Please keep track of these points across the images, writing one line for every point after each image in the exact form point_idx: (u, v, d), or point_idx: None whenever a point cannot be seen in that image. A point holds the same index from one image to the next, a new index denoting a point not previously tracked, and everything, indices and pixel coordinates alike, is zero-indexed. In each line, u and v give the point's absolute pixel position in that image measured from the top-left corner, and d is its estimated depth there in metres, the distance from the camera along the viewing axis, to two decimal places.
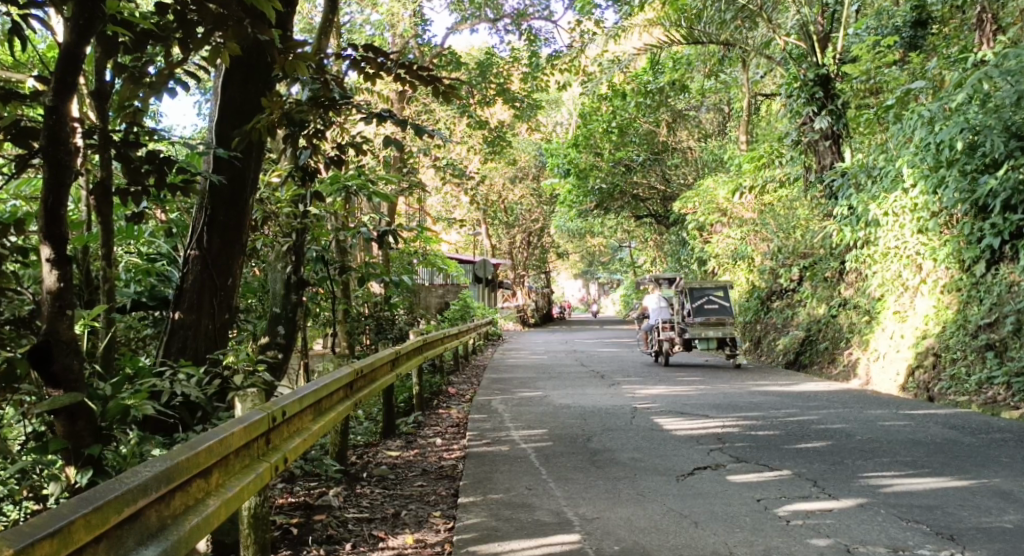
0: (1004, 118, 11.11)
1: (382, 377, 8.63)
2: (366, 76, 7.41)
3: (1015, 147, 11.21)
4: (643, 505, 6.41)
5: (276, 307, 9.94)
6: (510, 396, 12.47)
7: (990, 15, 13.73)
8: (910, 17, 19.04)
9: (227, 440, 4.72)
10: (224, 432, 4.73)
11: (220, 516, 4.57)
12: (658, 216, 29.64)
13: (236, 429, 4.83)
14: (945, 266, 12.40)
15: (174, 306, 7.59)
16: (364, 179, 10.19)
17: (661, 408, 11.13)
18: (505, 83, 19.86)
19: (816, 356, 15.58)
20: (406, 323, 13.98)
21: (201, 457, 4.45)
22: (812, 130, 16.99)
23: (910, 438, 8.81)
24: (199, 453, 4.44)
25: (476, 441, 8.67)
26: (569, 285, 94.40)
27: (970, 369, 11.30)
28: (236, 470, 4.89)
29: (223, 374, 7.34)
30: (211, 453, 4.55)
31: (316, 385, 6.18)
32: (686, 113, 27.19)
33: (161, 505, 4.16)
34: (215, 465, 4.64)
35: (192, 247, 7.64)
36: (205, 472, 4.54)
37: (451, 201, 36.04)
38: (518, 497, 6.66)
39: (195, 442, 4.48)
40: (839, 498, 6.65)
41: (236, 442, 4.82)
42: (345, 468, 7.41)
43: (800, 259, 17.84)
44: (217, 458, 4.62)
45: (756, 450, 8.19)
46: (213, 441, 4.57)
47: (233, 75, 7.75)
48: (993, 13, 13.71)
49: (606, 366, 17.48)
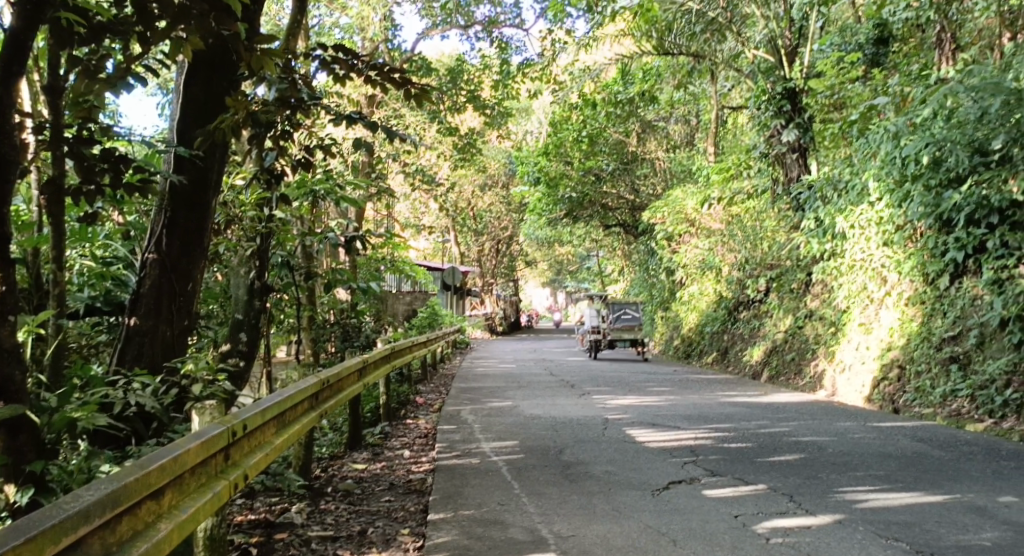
0: (968, 133, 10.99)
1: (349, 387, 8.37)
2: (335, 75, 7.18)
3: (978, 163, 11.22)
4: (619, 521, 6.20)
5: (239, 314, 9.67)
6: (477, 407, 12.24)
7: (950, 34, 13.83)
8: (873, 34, 18.23)
9: (182, 458, 4.45)
10: (180, 448, 4.47)
11: (172, 541, 4.30)
12: (627, 226, 29.52)
13: (193, 445, 4.56)
14: (909, 279, 12.29)
15: (130, 312, 7.30)
16: (332, 183, 9.96)
17: (633, 419, 10.96)
18: (475, 90, 19.58)
19: (782, 367, 15.49)
20: (373, 330, 13.72)
21: (152, 477, 4.19)
22: (780, 142, 16.89)
23: (881, 451, 8.61)
24: (150, 473, 4.17)
25: (446, 453, 8.42)
26: (537, 295, 94.23)
27: (934, 382, 11.18)
28: (192, 489, 4.62)
29: (181, 383, 7.07)
30: (164, 473, 4.28)
31: (279, 396, 5.91)
32: (655, 124, 27.07)
33: (105, 531, 3.90)
34: (167, 485, 4.37)
35: (151, 250, 7.35)
36: (157, 493, 4.27)
37: (419, 208, 35.78)
38: (490, 513, 6.42)
39: (146, 461, 4.21)
40: (817, 513, 6.42)
41: (192, 460, 4.56)
42: (310, 483, 7.12)
43: (767, 270, 17.72)
44: (170, 478, 4.35)
45: (730, 463, 7.96)
46: (166, 459, 4.30)
47: (195, 72, 7.49)
48: (952, 32, 13.82)
49: (575, 376, 17.28)
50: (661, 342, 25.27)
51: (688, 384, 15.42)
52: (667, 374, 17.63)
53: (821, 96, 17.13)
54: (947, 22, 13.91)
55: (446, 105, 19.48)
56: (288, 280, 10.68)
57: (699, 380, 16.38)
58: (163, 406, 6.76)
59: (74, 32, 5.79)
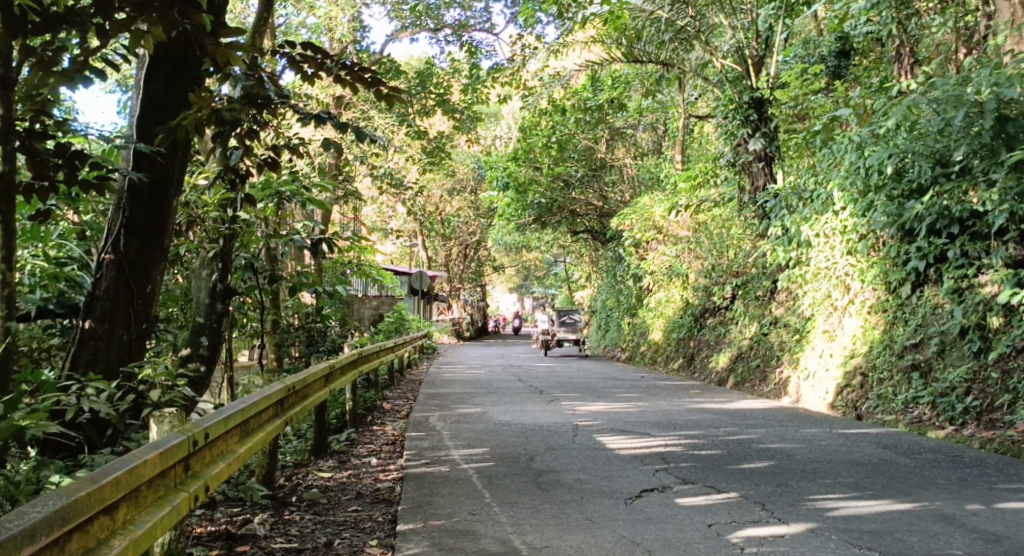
0: (928, 145, 10.77)
1: (314, 393, 8.18)
2: (305, 76, 7.04)
3: (939, 174, 11.17)
4: (592, 531, 6.07)
5: (200, 317, 9.45)
6: (445, 412, 12.07)
7: (908, 49, 13.72)
8: (835, 46, 18.28)
9: (138, 470, 4.28)
10: (135, 460, 4.30)
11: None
12: (594, 233, 29.49)
13: (149, 457, 4.39)
14: (872, 287, 12.28)
15: (85, 314, 7.10)
16: (299, 185, 9.79)
17: (602, 426, 10.84)
18: (444, 94, 19.36)
19: (748, 374, 15.44)
20: (339, 335, 13.52)
21: (105, 492, 4.03)
22: (747, 150, 16.84)
23: (849, 458, 8.46)
24: (102, 488, 4.01)
25: (414, 461, 8.26)
26: (504, 300, 94.04)
27: (896, 389, 11.16)
28: (148, 502, 4.45)
29: (138, 389, 6.88)
30: (117, 487, 4.12)
31: (242, 404, 5.72)
32: (624, 131, 26.97)
33: (54, 549, 3.75)
34: (122, 499, 4.21)
35: (107, 250, 7.15)
36: (110, 508, 4.12)
37: (386, 212, 35.49)
38: (461, 523, 6.27)
39: (99, 475, 4.05)
40: (790, 522, 6.26)
41: (148, 472, 4.39)
42: (273, 492, 6.94)
43: (733, 277, 17.67)
44: (124, 492, 4.19)
45: (702, 471, 7.80)
46: (119, 473, 4.14)
47: (156, 68, 7.30)
48: (910, 47, 13.67)
49: (543, 382, 17.13)
50: (627, 348, 25.23)
51: (656, 391, 15.32)
52: (633, 380, 17.54)
53: (786, 106, 17.10)
54: (906, 37, 13.64)
55: (415, 109, 19.22)
56: (251, 283, 10.46)
57: (666, 386, 16.31)
58: (118, 412, 6.67)
59: (28, 20, 5.79)
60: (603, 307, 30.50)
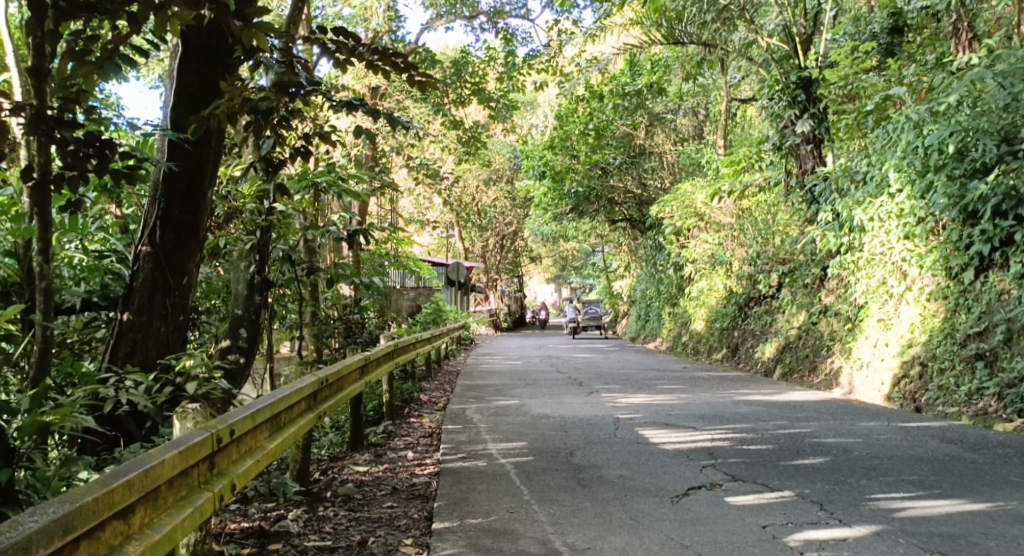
0: None
1: (350, 385, 8.01)
2: (338, 63, 6.82)
3: (1005, 152, 10.79)
4: (637, 532, 5.82)
5: (238, 310, 9.32)
6: (484, 405, 11.87)
7: (966, 23, 13.11)
8: (887, 23, 18.11)
9: (154, 471, 4.13)
10: (152, 461, 4.15)
11: None
12: (633, 221, 29.16)
13: (168, 457, 4.24)
14: (931, 273, 11.90)
15: (123, 305, 7.07)
16: (334, 175, 9.60)
17: (645, 419, 10.55)
18: (480, 83, 19.03)
19: (796, 364, 15.08)
20: (377, 327, 13.37)
21: (116, 496, 3.90)
22: (794, 133, 16.49)
23: (912, 454, 8.11)
24: (112, 491, 3.88)
25: (452, 455, 8.04)
26: (542, 289, 93.83)
27: (959, 380, 10.80)
28: (168, 504, 4.31)
29: (176, 381, 6.76)
30: (130, 490, 3.99)
31: (274, 397, 5.55)
32: (664, 116, 26.56)
33: None
34: (137, 502, 4.07)
35: (144, 243, 7.12)
36: (124, 511, 3.99)
37: (423, 203, 35.43)
38: (500, 522, 6.04)
39: (109, 478, 3.92)
40: (851, 524, 5.94)
41: (167, 472, 4.24)
42: (308, 488, 6.75)
43: (779, 265, 17.28)
44: (139, 495, 4.05)
45: (752, 467, 7.50)
46: (132, 475, 4.00)
47: (188, 55, 7.16)
48: (968, 20, 13.09)
49: (582, 373, 16.91)
50: (668, 339, 24.90)
51: (700, 382, 15.02)
52: (676, 371, 17.21)
53: (834, 86, 16.61)
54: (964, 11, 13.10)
55: (450, 98, 18.91)
56: (289, 276, 10.32)
57: (710, 377, 15.97)
58: (157, 405, 6.58)
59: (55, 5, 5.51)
60: (643, 297, 30.14)
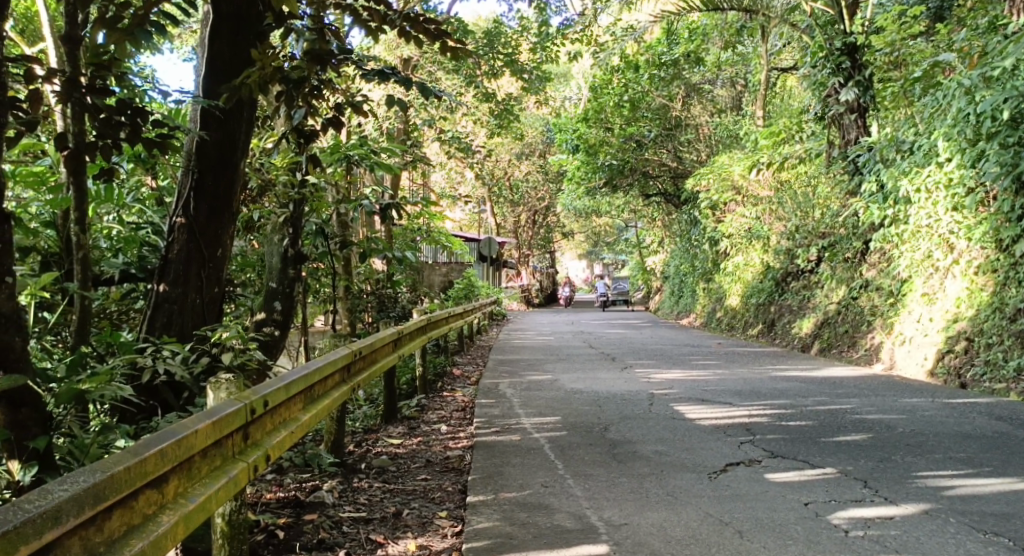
0: None
1: (384, 358, 7.94)
2: (370, 31, 6.70)
3: None
4: (676, 508, 5.70)
5: (272, 282, 9.28)
6: (517, 379, 11.77)
7: None
8: None
9: (186, 441, 4.07)
10: (185, 431, 4.08)
11: (176, 536, 3.95)
12: (668, 196, 28.86)
13: (201, 427, 4.17)
14: (980, 246, 11.66)
15: (158, 276, 7.03)
16: (367, 148, 9.50)
17: (681, 394, 10.42)
18: (514, 55, 18.80)
19: (834, 339, 14.86)
20: (409, 301, 13.31)
21: (148, 465, 3.84)
22: (838, 102, 16.22)
23: (959, 431, 7.91)
24: (145, 461, 3.82)
25: (486, 429, 7.96)
26: (574, 266, 93.62)
27: (1007, 355, 10.60)
28: (203, 474, 4.25)
29: (212, 351, 6.72)
30: (163, 459, 3.93)
31: (307, 369, 5.46)
32: (701, 87, 26.24)
33: (89, 529, 3.58)
34: (170, 472, 4.01)
35: (178, 214, 7.07)
36: (157, 481, 3.93)
37: (455, 177, 35.34)
38: (535, 497, 5.95)
39: (141, 447, 3.86)
40: (899, 502, 5.77)
41: (200, 443, 4.17)
42: (342, 460, 6.68)
43: (819, 239, 17.03)
44: (172, 464, 3.99)
45: (792, 444, 7.35)
46: (164, 445, 3.93)
47: (220, 23, 7.07)
48: None
49: (617, 348, 16.78)
50: (703, 314, 24.69)
51: (736, 357, 14.88)
52: (711, 346, 17.04)
53: (879, 53, 16.28)
54: None
55: (483, 69, 18.73)
56: (323, 249, 10.26)
57: (746, 353, 15.79)
58: (193, 375, 6.55)
59: None
60: (677, 273, 29.94)
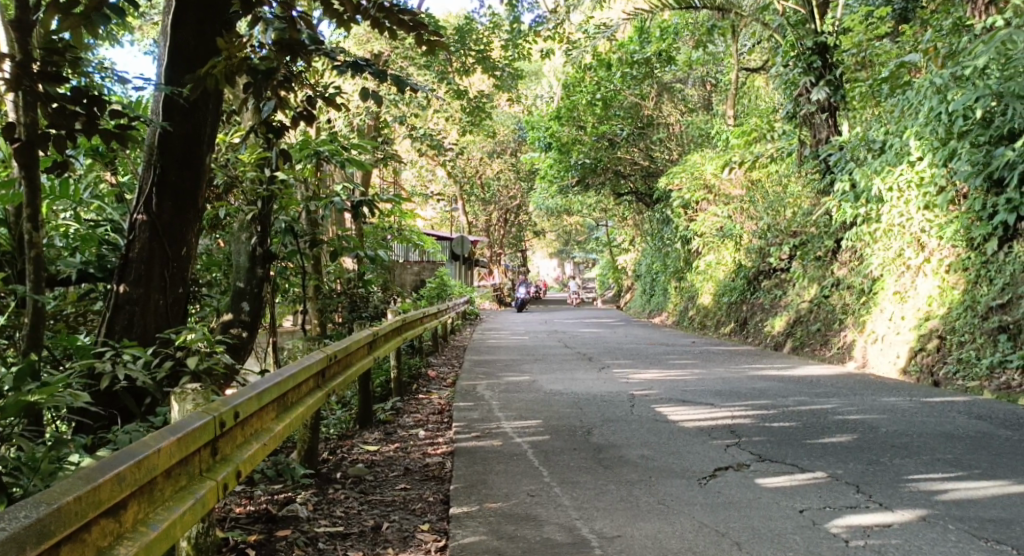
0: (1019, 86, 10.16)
1: (359, 361, 7.70)
2: (341, 21, 6.44)
3: None
4: (669, 518, 5.51)
5: (240, 282, 9.02)
6: (493, 381, 11.55)
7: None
8: None
9: (147, 461, 3.82)
10: (145, 451, 3.84)
11: None
12: (639, 195, 28.75)
13: (163, 445, 3.92)
14: (951, 244, 11.63)
15: (119, 278, 6.80)
16: (338, 145, 9.26)
17: (659, 395, 10.24)
18: (485, 51, 18.56)
19: (807, 338, 14.75)
20: (382, 301, 13.06)
21: (103, 493, 3.58)
22: (809, 101, 16.16)
23: (942, 431, 7.79)
24: (99, 488, 3.57)
25: (464, 433, 7.72)
26: (544, 265, 93.54)
27: (980, 353, 10.52)
28: (166, 496, 4.01)
29: (177, 355, 6.46)
30: (121, 484, 3.68)
31: (280, 375, 5.21)
32: (672, 86, 26.18)
33: None
34: (129, 497, 3.77)
35: (140, 211, 6.84)
36: (114, 508, 3.69)
37: (425, 175, 35.03)
38: (521, 507, 5.74)
39: (96, 472, 3.61)
40: (895, 508, 5.62)
41: (163, 462, 3.93)
42: (316, 470, 6.42)
43: (791, 237, 16.98)
44: (130, 489, 3.74)
45: (777, 446, 7.18)
46: (123, 468, 3.69)
47: (185, 12, 6.88)
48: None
49: (591, 347, 16.61)
50: (674, 313, 24.59)
51: (710, 356, 14.74)
52: (684, 345, 16.89)
53: (848, 53, 16.34)
54: None
55: (454, 66, 18.46)
56: (292, 248, 9.99)
57: (719, 351, 15.64)
58: (156, 381, 6.33)
59: None
60: (649, 272, 29.84)
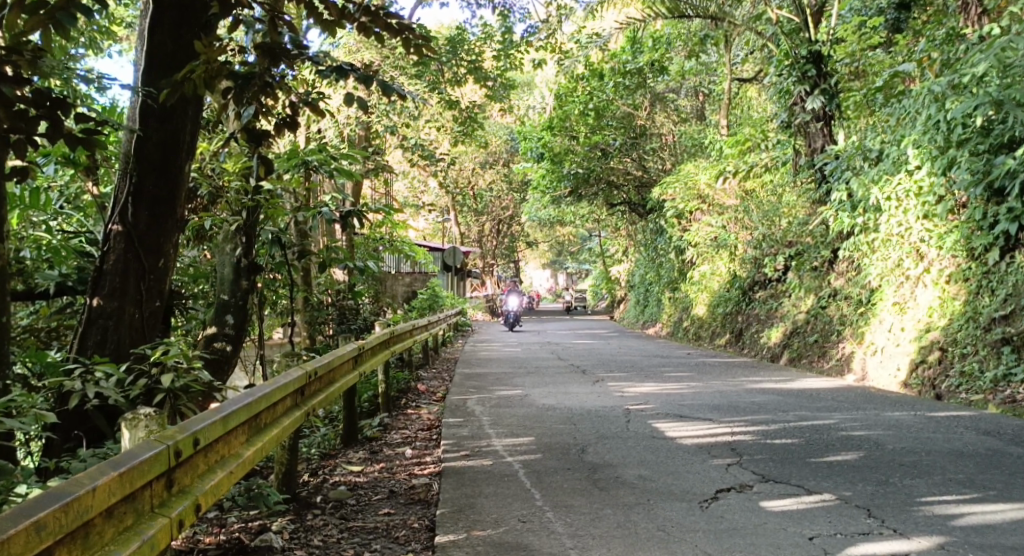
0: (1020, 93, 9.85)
1: (343, 377, 7.35)
2: (325, 25, 6.10)
3: None
4: (670, 546, 5.18)
5: (224, 295, 8.68)
6: (485, 395, 11.21)
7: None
8: None
9: (77, 504, 3.50)
10: (74, 492, 3.50)
11: None
12: (632, 205, 28.51)
13: (100, 483, 3.60)
14: (951, 254, 11.36)
15: (93, 290, 6.50)
16: (325, 154, 8.93)
17: (657, 409, 9.91)
18: (477, 61, 18.16)
19: (804, 349, 14.43)
20: (371, 313, 12.72)
21: (16, 544, 3.26)
22: (804, 110, 15.84)
23: (951, 448, 7.46)
24: (12, 539, 3.25)
25: (454, 452, 7.38)
26: (537, 275, 93.25)
27: (983, 366, 10.22)
28: (107, 539, 3.68)
29: (151, 373, 6.12)
30: (40, 534, 3.36)
31: (250, 395, 4.87)
32: (665, 96, 25.88)
33: None
34: (56, 545, 3.44)
35: (115, 221, 6.53)
36: None
37: (416, 185, 34.68)
38: (512, 534, 5.40)
39: (10, 520, 3.29)
40: (909, 535, 5.29)
41: (100, 503, 3.61)
42: (296, 494, 6.08)
43: (787, 248, 16.70)
44: (55, 538, 3.41)
45: (780, 466, 6.85)
46: (43, 514, 3.37)
47: (163, 13, 6.55)
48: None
49: (584, 360, 16.29)
50: (668, 324, 24.27)
51: (707, 369, 14.40)
52: (680, 357, 16.57)
53: (841, 64, 16.09)
54: None
55: (445, 76, 18.14)
56: (279, 259, 9.65)
57: (715, 363, 15.30)
58: (129, 399, 6.01)
59: None
60: (643, 282, 29.50)
